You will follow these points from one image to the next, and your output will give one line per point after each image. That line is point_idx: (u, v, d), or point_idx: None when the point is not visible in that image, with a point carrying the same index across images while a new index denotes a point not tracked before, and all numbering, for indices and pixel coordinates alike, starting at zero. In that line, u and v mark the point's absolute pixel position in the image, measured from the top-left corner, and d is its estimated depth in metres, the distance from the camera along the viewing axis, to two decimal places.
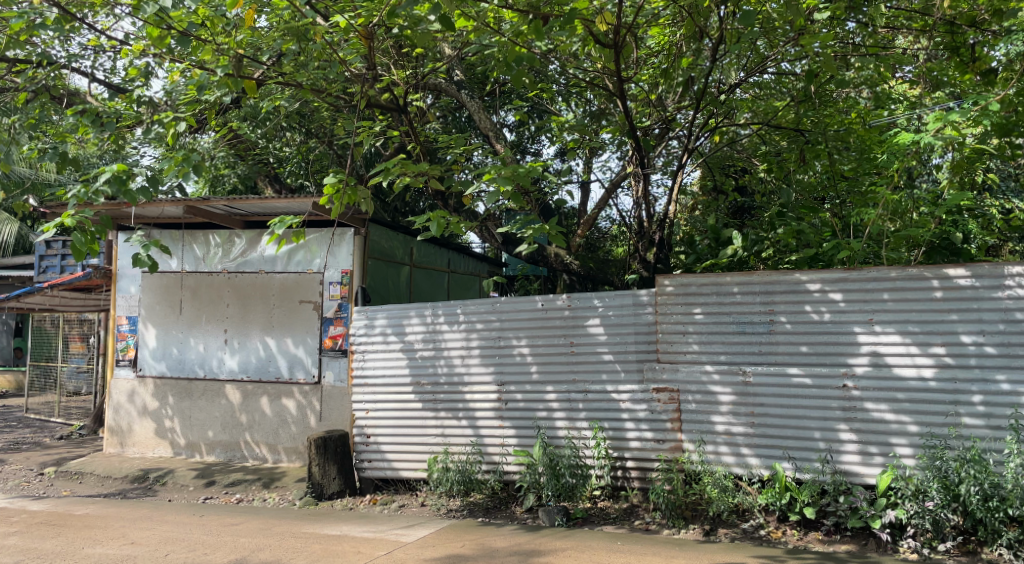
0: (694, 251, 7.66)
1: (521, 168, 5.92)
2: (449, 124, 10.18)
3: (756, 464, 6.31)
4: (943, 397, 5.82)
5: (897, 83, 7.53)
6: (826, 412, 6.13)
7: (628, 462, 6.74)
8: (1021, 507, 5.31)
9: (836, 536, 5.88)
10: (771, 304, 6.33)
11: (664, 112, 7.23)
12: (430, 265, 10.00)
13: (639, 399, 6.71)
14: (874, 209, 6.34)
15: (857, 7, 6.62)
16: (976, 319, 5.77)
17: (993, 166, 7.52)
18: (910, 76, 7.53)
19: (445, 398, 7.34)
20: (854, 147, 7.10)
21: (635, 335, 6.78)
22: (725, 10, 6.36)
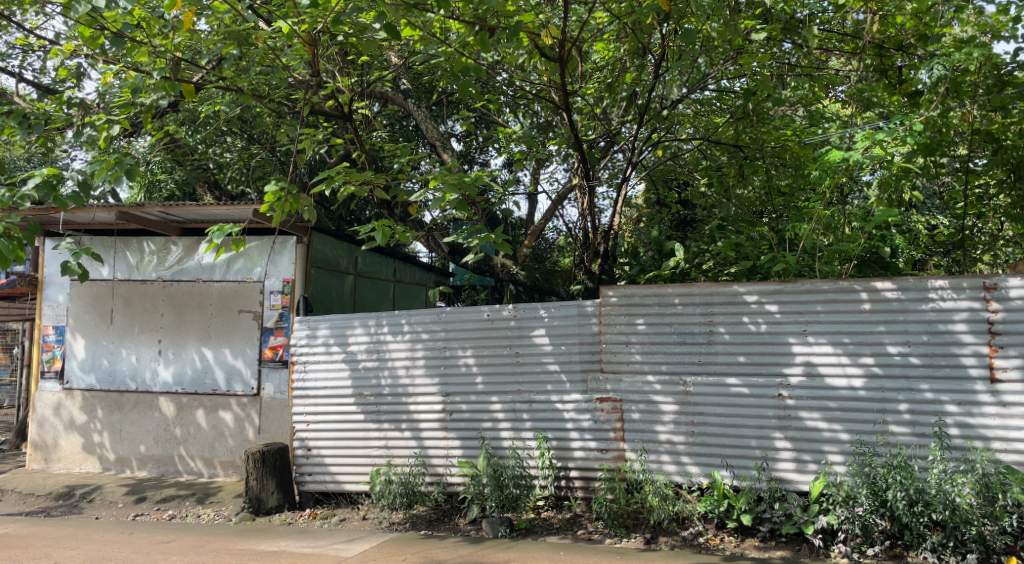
0: (638, 262, 7.81)
1: (467, 177, 5.95)
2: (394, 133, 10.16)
3: (696, 472, 6.45)
4: (871, 405, 6.05)
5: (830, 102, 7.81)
6: (762, 421, 6.31)
7: (571, 472, 6.80)
8: (945, 512, 5.51)
9: (771, 542, 6.05)
10: (710, 316, 6.48)
11: (607, 126, 7.35)
12: (375, 275, 9.92)
13: (583, 409, 6.78)
14: (808, 224, 6.59)
15: (791, 28, 6.85)
16: (901, 331, 6.01)
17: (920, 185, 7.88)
18: (842, 96, 7.81)
19: (388, 409, 7.28)
20: (789, 163, 7.35)
21: (579, 346, 6.83)
22: (668, 28, 6.53)
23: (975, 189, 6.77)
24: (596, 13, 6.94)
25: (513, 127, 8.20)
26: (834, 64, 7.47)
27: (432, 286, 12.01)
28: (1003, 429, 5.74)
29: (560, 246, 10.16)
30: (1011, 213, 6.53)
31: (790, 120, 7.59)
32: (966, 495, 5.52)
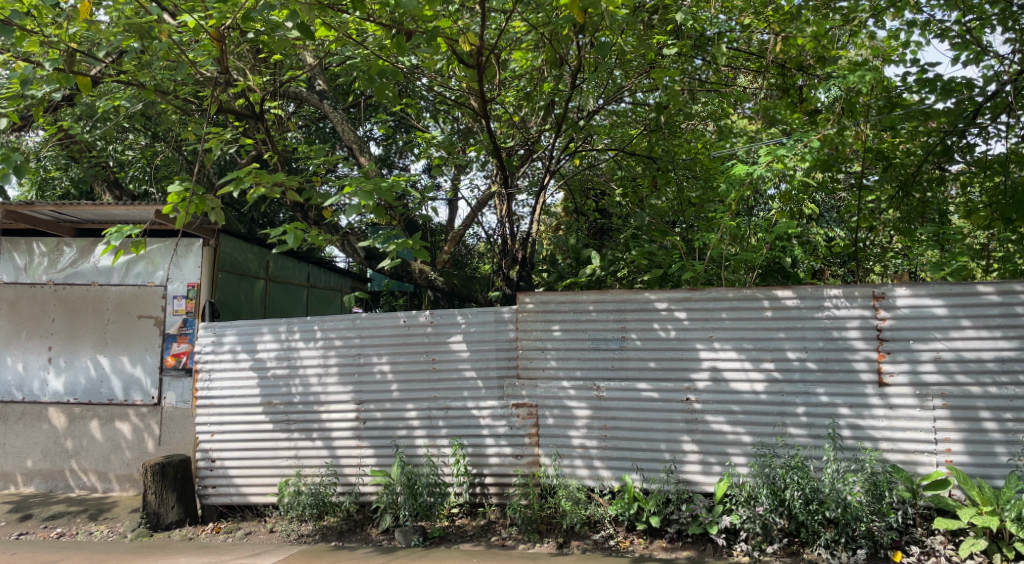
0: (554, 268, 8.25)
1: (383, 183, 6.16)
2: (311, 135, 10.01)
3: (607, 476, 6.59)
4: (771, 409, 6.33)
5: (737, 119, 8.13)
6: (671, 424, 6.50)
7: (486, 479, 6.81)
8: (837, 510, 5.80)
9: (678, 543, 6.23)
10: (622, 322, 6.63)
11: (526, 135, 7.48)
12: (287, 280, 9.69)
13: (499, 415, 6.81)
14: (716, 233, 6.86)
15: (701, 45, 7.18)
16: (800, 337, 6.31)
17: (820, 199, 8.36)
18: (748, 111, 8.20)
19: (299, 418, 7.11)
20: (699, 175, 7.75)
21: (496, 351, 6.86)
22: (584, 40, 6.67)
23: (869, 204, 7.23)
24: (514, 22, 7.07)
25: (433, 131, 8.23)
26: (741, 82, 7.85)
27: (348, 292, 11.81)
28: (890, 430, 6.09)
29: (479, 252, 10.20)
30: (900, 227, 7.07)
31: (699, 134, 7.93)
32: (856, 493, 5.83)
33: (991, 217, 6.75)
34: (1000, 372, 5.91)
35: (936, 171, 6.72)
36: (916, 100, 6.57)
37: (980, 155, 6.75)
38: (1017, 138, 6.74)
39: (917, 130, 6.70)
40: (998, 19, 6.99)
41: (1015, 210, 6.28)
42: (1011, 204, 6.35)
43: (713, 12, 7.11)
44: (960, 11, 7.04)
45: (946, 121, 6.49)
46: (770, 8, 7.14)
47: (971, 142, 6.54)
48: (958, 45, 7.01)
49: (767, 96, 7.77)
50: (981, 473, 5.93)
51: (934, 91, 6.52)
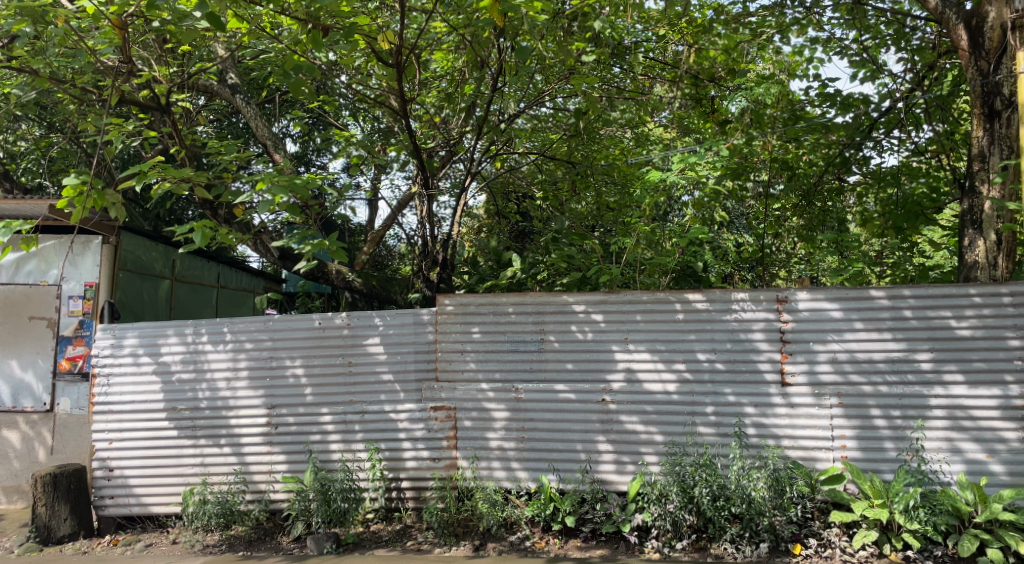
0: (477, 271, 8.12)
1: (298, 179, 6.06)
2: (224, 130, 9.95)
3: (524, 477, 6.69)
4: (682, 408, 6.53)
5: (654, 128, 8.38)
6: (587, 425, 6.63)
7: (402, 483, 6.83)
8: (742, 505, 6.05)
9: (593, 541, 6.35)
10: (541, 324, 6.73)
11: (446, 135, 7.54)
12: (196, 280, 9.35)
13: (417, 418, 6.83)
14: (633, 238, 7.05)
15: (619, 53, 7.44)
16: (709, 339, 6.53)
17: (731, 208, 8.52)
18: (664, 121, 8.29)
19: (205, 425, 6.97)
20: (617, 181, 7.97)
21: (414, 354, 6.88)
22: (505, 43, 6.76)
23: (774, 211, 7.64)
24: (435, 22, 7.17)
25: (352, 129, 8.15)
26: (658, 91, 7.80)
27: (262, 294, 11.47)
28: (791, 428, 6.37)
29: (400, 254, 10.22)
30: (803, 234, 7.60)
31: (617, 140, 8.09)
32: (760, 488, 6.08)
33: (885, 226, 7.48)
34: (890, 372, 6.24)
35: (835, 181, 7.36)
36: (817, 113, 7.14)
37: (876, 167, 7.47)
38: (908, 152, 7.47)
39: (818, 142, 7.27)
40: (892, 40, 7.55)
41: (908, 219, 7.13)
42: (903, 214, 7.20)
43: (631, 21, 7.33)
44: (858, 31, 7.51)
45: (845, 134, 7.13)
46: (683, 21, 7.37)
47: (866, 155, 7.18)
48: (856, 63, 7.49)
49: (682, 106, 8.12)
50: (872, 468, 6.25)
51: (835, 105, 7.10)
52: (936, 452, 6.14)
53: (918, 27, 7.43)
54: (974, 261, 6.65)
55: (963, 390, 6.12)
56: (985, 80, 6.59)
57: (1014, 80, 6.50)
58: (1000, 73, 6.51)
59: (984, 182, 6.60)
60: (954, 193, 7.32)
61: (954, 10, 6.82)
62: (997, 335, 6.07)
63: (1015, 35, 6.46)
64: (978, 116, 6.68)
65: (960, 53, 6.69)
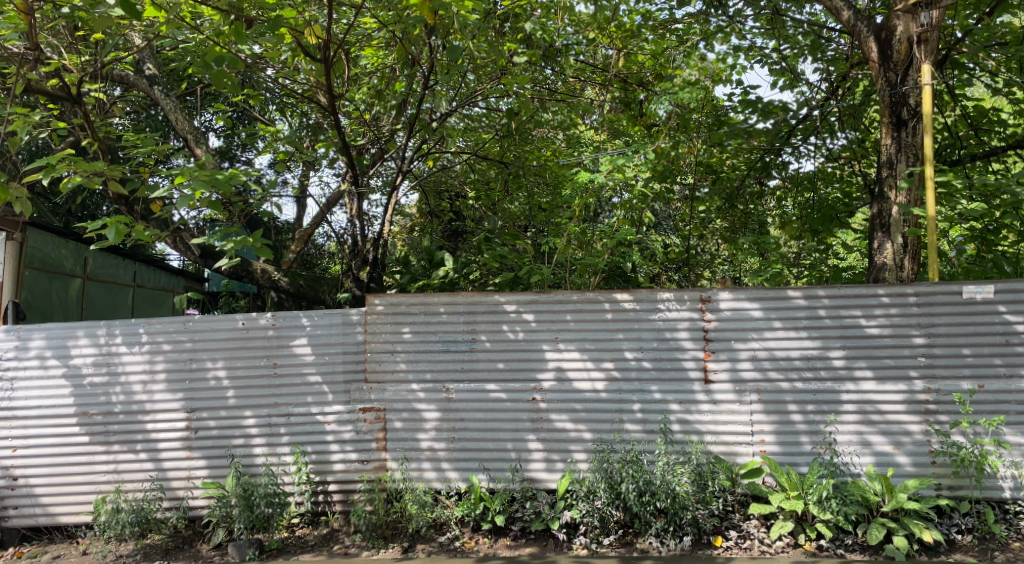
0: (408, 271, 8.13)
1: (220, 174, 5.87)
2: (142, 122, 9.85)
3: (454, 478, 6.71)
4: (611, 406, 6.64)
5: (585, 129, 8.53)
6: (517, 424, 6.70)
7: (329, 486, 6.74)
8: (666, 500, 6.18)
9: (522, 540, 6.38)
10: (472, 324, 6.76)
11: (377, 133, 7.70)
12: (110, 278, 9.03)
13: (345, 420, 6.76)
14: (563, 238, 7.18)
15: (550, 55, 7.49)
16: (636, 337, 6.67)
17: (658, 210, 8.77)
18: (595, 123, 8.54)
19: (119, 430, 6.74)
20: (549, 181, 7.94)
21: (343, 355, 6.81)
22: (437, 42, 6.79)
23: (699, 214, 7.98)
24: (364, 19, 7.14)
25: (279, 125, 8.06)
26: (590, 95, 8.14)
27: (182, 293, 11.20)
28: (713, 424, 6.56)
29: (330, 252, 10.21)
30: (725, 235, 7.96)
31: (549, 141, 8.14)
32: (683, 483, 6.22)
33: (800, 228, 7.91)
34: (805, 368, 6.51)
35: (756, 185, 7.69)
36: (739, 119, 7.47)
37: (794, 172, 7.84)
38: (825, 158, 7.81)
39: (740, 147, 7.44)
40: (809, 50, 7.89)
41: (823, 223, 7.58)
42: (819, 218, 7.63)
43: (562, 23, 7.50)
44: (777, 41, 7.86)
45: (766, 139, 7.39)
46: (612, 25, 7.56)
47: (784, 160, 7.54)
48: (776, 71, 7.87)
49: (612, 109, 8.30)
50: (789, 461, 6.50)
51: (755, 111, 7.45)
52: (847, 445, 6.43)
53: (832, 38, 7.79)
54: (883, 263, 6.99)
55: (872, 385, 6.41)
56: (893, 91, 6.95)
57: (919, 92, 6.87)
58: (907, 85, 6.87)
59: (892, 188, 6.93)
60: (864, 198, 7.67)
61: (865, 22, 7.16)
62: (903, 333, 6.38)
63: (921, 49, 6.77)
64: (887, 125, 7.04)
65: (871, 65, 7.05)
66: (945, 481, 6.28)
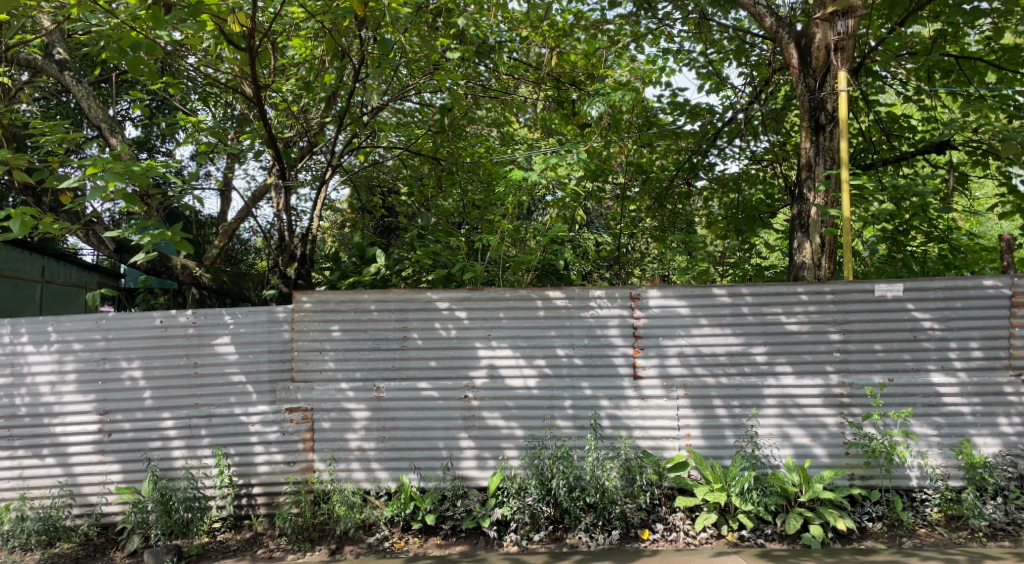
0: (338, 267, 7.91)
1: (135, 165, 5.66)
2: (52, 110, 9.44)
3: (384, 477, 6.63)
4: (542, 403, 6.68)
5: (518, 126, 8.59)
6: (448, 422, 6.67)
7: (253, 489, 6.59)
8: (596, 495, 6.30)
9: (452, 538, 6.35)
10: (404, 322, 6.70)
11: (305, 126, 7.56)
12: (15, 274, 8.62)
13: (270, 421, 6.62)
14: (498, 236, 7.05)
15: (484, 52, 7.57)
16: (568, 335, 6.73)
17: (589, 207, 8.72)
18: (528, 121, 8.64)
19: (25, 434, 6.55)
20: (482, 178, 7.96)
21: (268, 354, 6.66)
22: (366, 34, 6.73)
23: (630, 213, 8.16)
24: (291, 8, 7.01)
25: (201, 116, 7.85)
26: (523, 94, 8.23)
27: (95, 289, 10.84)
28: (642, 419, 6.68)
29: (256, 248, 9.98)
30: (655, 233, 8.14)
31: (483, 138, 8.23)
32: (612, 478, 6.36)
33: (726, 228, 8.25)
34: (729, 364, 6.68)
35: (683, 186, 8.08)
36: (668, 121, 7.91)
37: (719, 173, 8.07)
38: (748, 160, 8.09)
39: (670, 148, 7.96)
40: (733, 55, 8.16)
41: (747, 223, 7.95)
42: (743, 218, 8.01)
43: (495, 21, 7.58)
44: (704, 44, 8.13)
45: (692, 141, 7.85)
46: (545, 24, 7.64)
47: (711, 162, 7.92)
48: (703, 74, 8.18)
49: (545, 107, 8.38)
50: (714, 454, 6.67)
51: (684, 114, 7.81)
52: (768, 438, 6.63)
53: (756, 43, 8.10)
54: (802, 262, 7.24)
55: (792, 380, 6.63)
56: (812, 96, 7.22)
57: (836, 98, 7.16)
58: (825, 91, 7.15)
59: (811, 190, 7.18)
60: (786, 200, 8.02)
61: (787, 29, 7.40)
62: (821, 330, 6.62)
63: (837, 56, 7.09)
64: (806, 130, 7.29)
65: (791, 71, 7.30)
66: (858, 471, 6.55)
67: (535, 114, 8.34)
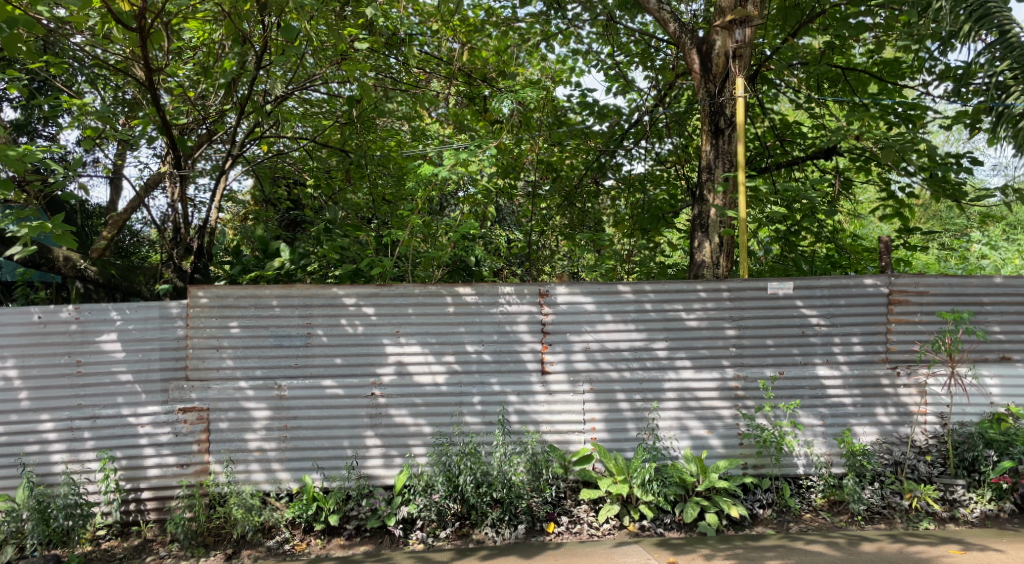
0: (238, 262, 7.63)
1: (10, 151, 5.27)
2: None
3: (286, 478, 6.46)
4: (450, 399, 6.66)
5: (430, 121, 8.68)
6: (354, 420, 6.55)
7: (143, 494, 6.29)
8: (502, 490, 6.32)
9: (356, 538, 6.25)
10: (308, 318, 6.53)
11: (203, 112, 7.28)
12: None
13: (161, 422, 6.34)
14: (407, 232, 6.98)
15: (394, 45, 7.55)
16: (477, 331, 6.73)
17: (499, 204, 8.82)
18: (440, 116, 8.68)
19: None
20: (392, 172, 8.04)
21: (160, 352, 6.38)
22: (271, 21, 6.55)
23: (541, 210, 8.28)
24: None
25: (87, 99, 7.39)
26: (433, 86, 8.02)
27: None
28: (549, 413, 6.76)
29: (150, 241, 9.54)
30: (564, 231, 8.26)
31: (393, 132, 8.15)
32: (519, 472, 6.39)
33: (633, 227, 8.57)
34: (632, 359, 6.85)
35: (592, 185, 8.37)
36: (577, 121, 8.35)
37: (626, 174, 8.51)
38: (653, 161, 8.54)
39: (579, 147, 8.33)
40: (639, 58, 8.52)
41: (651, 223, 8.27)
42: (648, 218, 8.29)
43: (405, 13, 7.54)
44: (612, 47, 8.43)
45: (600, 142, 8.30)
46: (456, 19, 7.70)
47: (618, 162, 8.33)
48: (611, 76, 8.47)
49: (458, 102, 8.47)
50: (617, 447, 6.82)
51: (593, 114, 8.28)
52: (668, 430, 6.85)
53: (661, 49, 8.41)
54: (702, 261, 7.51)
55: (690, 373, 6.87)
56: (712, 101, 7.48)
57: (734, 103, 7.43)
58: (724, 96, 7.41)
59: (711, 192, 7.45)
60: (687, 201, 8.40)
61: (689, 35, 7.65)
62: (717, 325, 6.88)
63: (734, 63, 7.35)
64: (706, 133, 7.56)
65: (693, 76, 7.56)
66: (751, 461, 6.85)
67: (447, 110, 8.36)
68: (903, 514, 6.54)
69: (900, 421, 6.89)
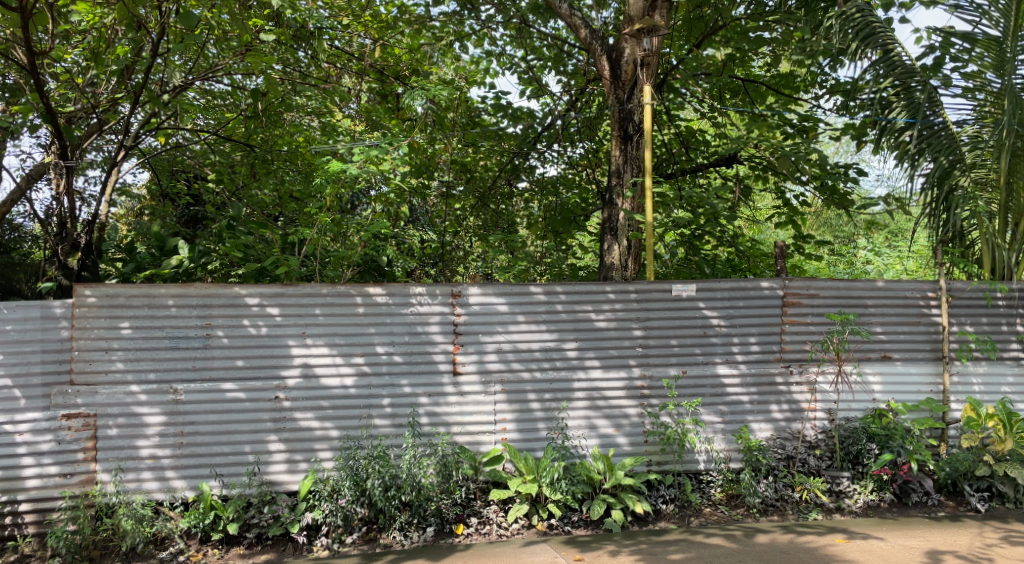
0: (131, 258, 7.01)
1: None
2: None
3: (181, 486, 6.16)
4: (358, 402, 6.52)
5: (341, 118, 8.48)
6: (256, 425, 6.31)
7: (20, 506, 5.88)
8: (411, 493, 6.22)
9: (257, 547, 6.02)
10: (207, 318, 6.25)
11: (92, 101, 6.84)
12: None
13: (42, 429, 5.94)
14: (314, 230, 6.81)
15: (303, 38, 7.33)
16: (387, 331, 6.61)
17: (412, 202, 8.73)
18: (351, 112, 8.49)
19: None
20: (300, 168, 8.06)
21: (41, 354, 5.99)
22: (168, 6, 6.21)
23: (455, 211, 8.52)
24: None
25: None
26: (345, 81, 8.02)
27: None
28: (459, 414, 6.72)
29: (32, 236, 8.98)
30: (478, 232, 8.34)
31: (301, 127, 7.98)
32: (428, 474, 6.33)
33: (546, 229, 8.69)
34: (543, 359, 6.90)
35: (505, 186, 8.56)
36: (492, 121, 8.40)
37: (539, 176, 8.64)
38: (565, 165, 8.57)
39: (492, 149, 8.39)
40: (552, 63, 8.59)
41: (563, 225, 8.48)
42: (560, 220, 8.50)
43: (313, 6, 7.30)
44: (525, 51, 8.53)
45: (514, 143, 8.36)
46: (368, 14, 7.58)
47: (531, 164, 8.44)
48: (524, 80, 8.54)
49: (370, 98, 8.38)
50: (527, 447, 6.85)
51: (506, 116, 8.37)
52: (577, 429, 6.92)
53: (571, 53, 8.56)
54: (610, 262, 7.63)
55: (599, 373, 6.98)
56: (621, 107, 7.61)
57: (642, 110, 7.59)
58: (633, 102, 7.54)
59: (620, 196, 7.58)
60: (598, 204, 8.63)
61: (599, 41, 7.73)
62: (624, 326, 7.02)
63: (642, 71, 7.51)
64: (616, 138, 7.68)
65: (603, 82, 7.63)
66: (655, 458, 7.01)
67: (358, 106, 8.22)
68: (794, 505, 6.84)
69: (793, 417, 7.19)
